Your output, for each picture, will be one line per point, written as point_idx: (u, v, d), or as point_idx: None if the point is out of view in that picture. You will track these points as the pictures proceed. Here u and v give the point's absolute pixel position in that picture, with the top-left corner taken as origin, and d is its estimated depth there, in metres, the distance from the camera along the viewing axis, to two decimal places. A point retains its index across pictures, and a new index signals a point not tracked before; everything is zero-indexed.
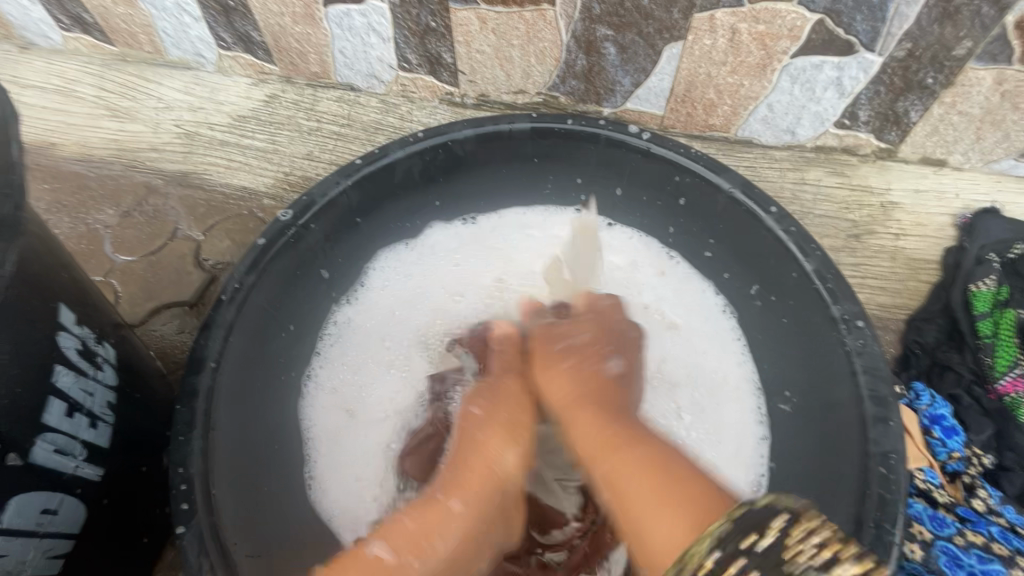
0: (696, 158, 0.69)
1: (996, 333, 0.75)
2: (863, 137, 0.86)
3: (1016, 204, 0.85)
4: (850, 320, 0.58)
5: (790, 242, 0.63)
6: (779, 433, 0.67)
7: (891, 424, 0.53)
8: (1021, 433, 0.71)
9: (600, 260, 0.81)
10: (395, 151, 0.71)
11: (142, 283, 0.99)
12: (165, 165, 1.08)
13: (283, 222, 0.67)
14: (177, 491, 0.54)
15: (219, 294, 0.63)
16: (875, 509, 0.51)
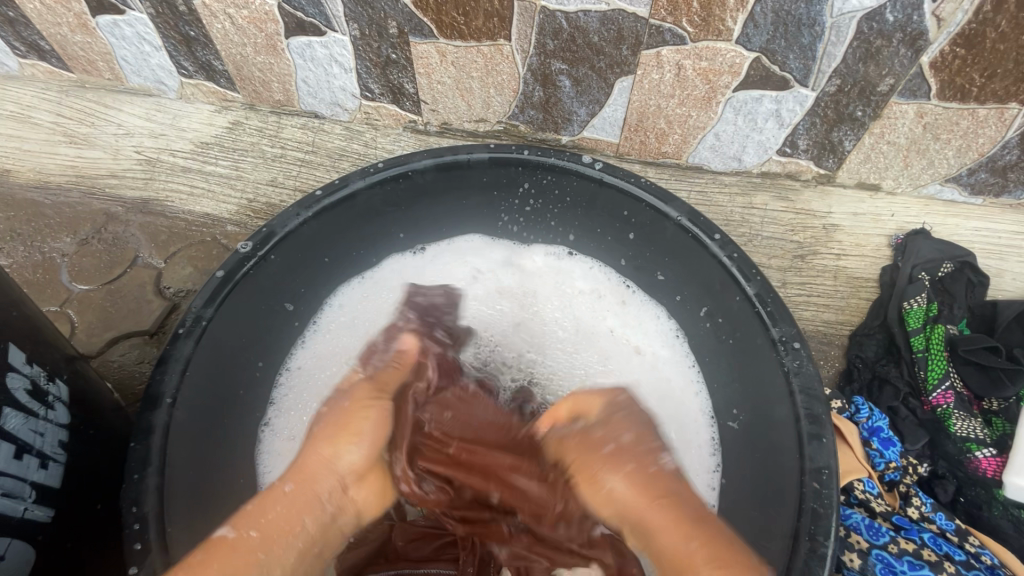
0: (645, 187, 0.72)
1: (928, 347, 0.80)
2: (804, 164, 0.91)
3: (945, 225, 0.91)
4: (787, 342, 0.61)
5: (732, 267, 0.67)
6: (727, 450, 0.70)
7: (824, 441, 0.56)
8: (952, 441, 0.75)
9: (557, 287, 0.84)
10: (355, 181, 0.73)
11: (100, 312, 0.97)
12: (125, 192, 1.07)
13: (242, 253, 0.68)
14: (131, 530, 0.53)
15: (176, 327, 0.63)
16: (808, 522, 0.54)
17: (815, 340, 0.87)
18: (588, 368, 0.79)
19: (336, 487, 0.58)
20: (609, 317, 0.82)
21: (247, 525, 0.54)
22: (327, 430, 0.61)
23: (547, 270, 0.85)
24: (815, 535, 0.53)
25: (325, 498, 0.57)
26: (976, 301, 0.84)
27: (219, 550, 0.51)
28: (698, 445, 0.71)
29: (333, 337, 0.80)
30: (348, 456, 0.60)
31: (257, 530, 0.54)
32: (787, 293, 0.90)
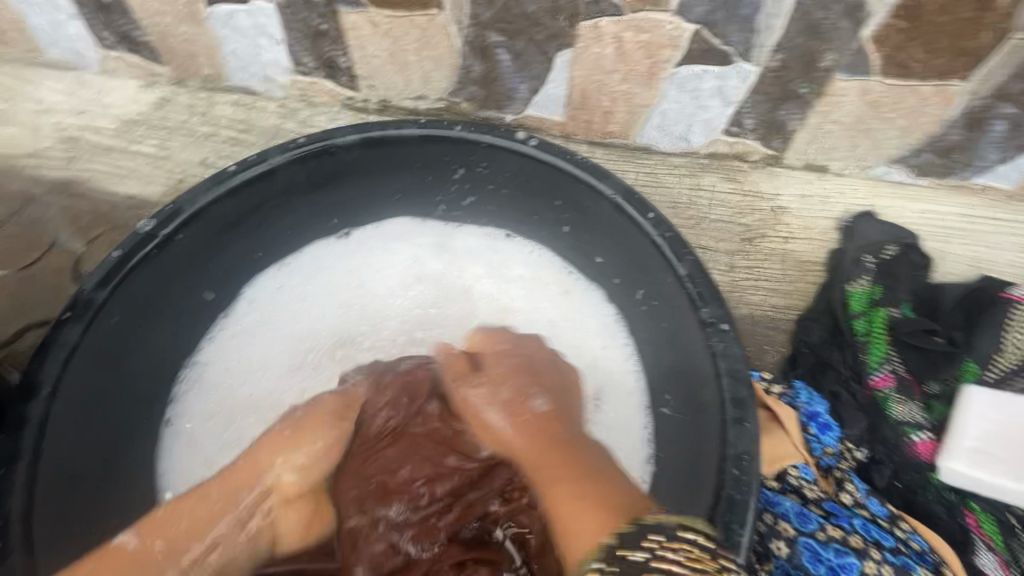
0: (581, 164, 0.69)
1: (869, 331, 0.78)
2: (751, 145, 0.88)
3: (891, 208, 0.89)
4: (715, 323, 0.59)
5: (665, 247, 0.64)
6: (659, 439, 0.67)
7: (746, 426, 0.54)
8: (890, 427, 0.73)
9: (494, 271, 0.80)
10: (274, 156, 0.68)
11: (13, 300, 0.91)
12: (44, 172, 1.00)
13: (142, 232, 0.63)
14: None
15: (62, 312, 0.59)
16: (724, 511, 0.52)
17: (760, 324, 0.87)
18: None
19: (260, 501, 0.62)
20: (546, 309, 0.77)
21: (152, 535, 0.58)
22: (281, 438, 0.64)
23: (484, 256, 0.81)
24: (730, 523, 0.51)
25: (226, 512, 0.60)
26: (920, 284, 0.82)
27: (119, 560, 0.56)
28: (635, 434, 0.68)
29: (250, 326, 0.75)
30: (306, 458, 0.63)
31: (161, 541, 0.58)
32: (734, 277, 0.89)
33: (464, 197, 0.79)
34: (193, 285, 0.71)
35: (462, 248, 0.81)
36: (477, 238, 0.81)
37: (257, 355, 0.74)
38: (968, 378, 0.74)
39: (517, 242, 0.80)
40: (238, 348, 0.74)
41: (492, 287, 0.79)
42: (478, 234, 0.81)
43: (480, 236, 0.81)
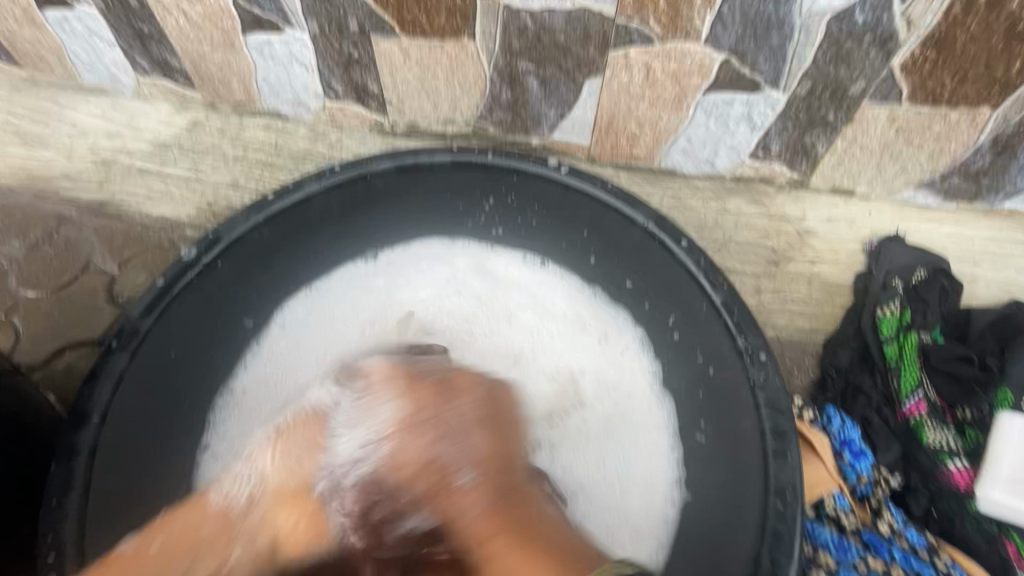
0: (614, 192, 0.70)
1: (901, 356, 0.78)
2: (777, 168, 0.89)
3: (919, 231, 0.89)
4: (753, 352, 0.59)
5: (699, 275, 0.65)
6: (692, 464, 0.67)
7: (788, 459, 0.54)
8: (925, 454, 0.73)
9: (530, 301, 0.80)
10: (311, 185, 0.70)
11: (48, 321, 0.93)
12: (79, 194, 1.02)
13: (186, 261, 0.65)
14: (46, 560, 0.53)
15: (109, 341, 0.60)
16: (770, 545, 0.52)
17: (789, 348, 0.85)
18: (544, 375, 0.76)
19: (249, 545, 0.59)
20: (585, 350, 0.76)
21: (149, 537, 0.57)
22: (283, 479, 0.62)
23: (517, 281, 0.81)
24: (777, 559, 0.51)
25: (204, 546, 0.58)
26: (951, 308, 0.81)
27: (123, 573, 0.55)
28: (661, 455, 0.69)
29: (276, 347, 0.75)
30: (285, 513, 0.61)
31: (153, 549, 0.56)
32: (760, 300, 0.88)
33: (493, 228, 0.81)
34: (232, 312, 0.72)
35: (501, 274, 0.81)
36: (509, 264, 0.81)
37: (290, 370, 0.75)
38: (1003, 405, 0.74)
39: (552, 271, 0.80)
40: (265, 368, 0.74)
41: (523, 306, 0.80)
42: (512, 260, 0.81)
43: (513, 261, 0.81)
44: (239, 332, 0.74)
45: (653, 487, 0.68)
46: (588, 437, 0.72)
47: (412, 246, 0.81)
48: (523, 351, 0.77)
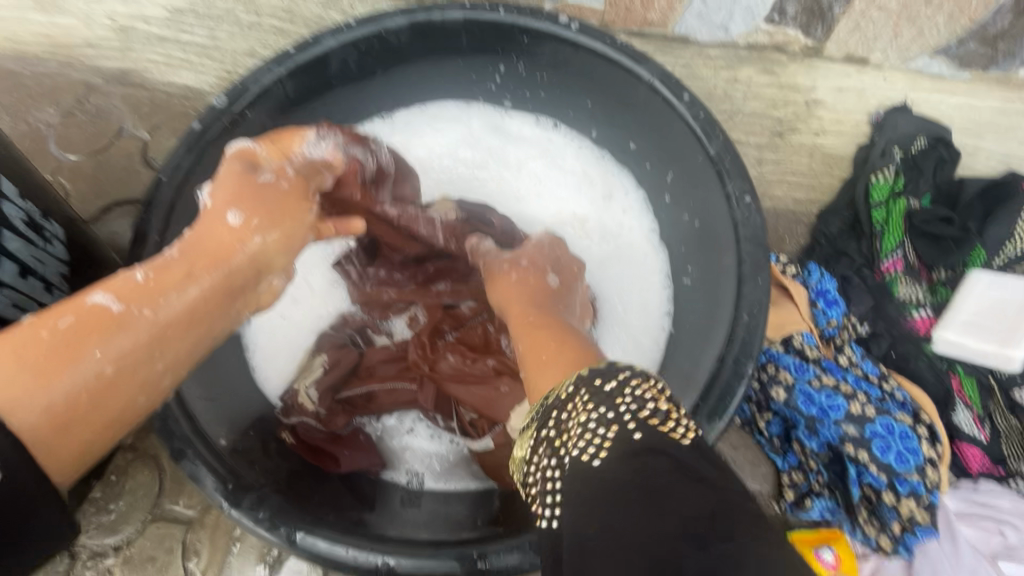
0: (619, 49, 0.71)
1: (887, 219, 0.82)
2: (792, 34, 0.88)
3: (927, 103, 0.89)
4: (739, 196, 0.64)
5: (697, 128, 0.68)
6: (677, 301, 0.76)
7: (758, 281, 0.61)
8: (893, 305, 0.80)
9: (541, 155, 0.86)
10: (327, 39, 0.72)
11: (92, 182, 1.00)
12: (102, 62, 1.05)
13: (218, 108, 0.69)
14: None
15: (159, 174, 0.66)
16: (736, 349, 0.59)
17: (783, 218, 0.90)
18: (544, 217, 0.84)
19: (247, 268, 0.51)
20: (591, 203, 0.84)
21: (136, 302, 0.45)
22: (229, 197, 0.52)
23: (529, 144, 0.87)
24: (739, 359, 0.58)
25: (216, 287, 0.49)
26: (944, 178, 0.84)
27: (96, 321, 0.43)
28: (655, 292, 0.78)
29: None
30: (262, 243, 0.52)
31: (151, 308, 0.45)
32: (762, 170, 0.91)
33: (502, 100, 0.86)
34: None
35: (516, 134, 0.87)
36: (524, 125, 0.87)
37: None
38: (974, 263, 0.80)
39: (564, 134, 0.86)
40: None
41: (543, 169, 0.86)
42: (529, 124, 0.86)
43: (530, 125, 0.87)
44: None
45: (644, 318, 0.77)
46: None
47: (428, 107, 0.87)
48: (525, 193, 0.86)
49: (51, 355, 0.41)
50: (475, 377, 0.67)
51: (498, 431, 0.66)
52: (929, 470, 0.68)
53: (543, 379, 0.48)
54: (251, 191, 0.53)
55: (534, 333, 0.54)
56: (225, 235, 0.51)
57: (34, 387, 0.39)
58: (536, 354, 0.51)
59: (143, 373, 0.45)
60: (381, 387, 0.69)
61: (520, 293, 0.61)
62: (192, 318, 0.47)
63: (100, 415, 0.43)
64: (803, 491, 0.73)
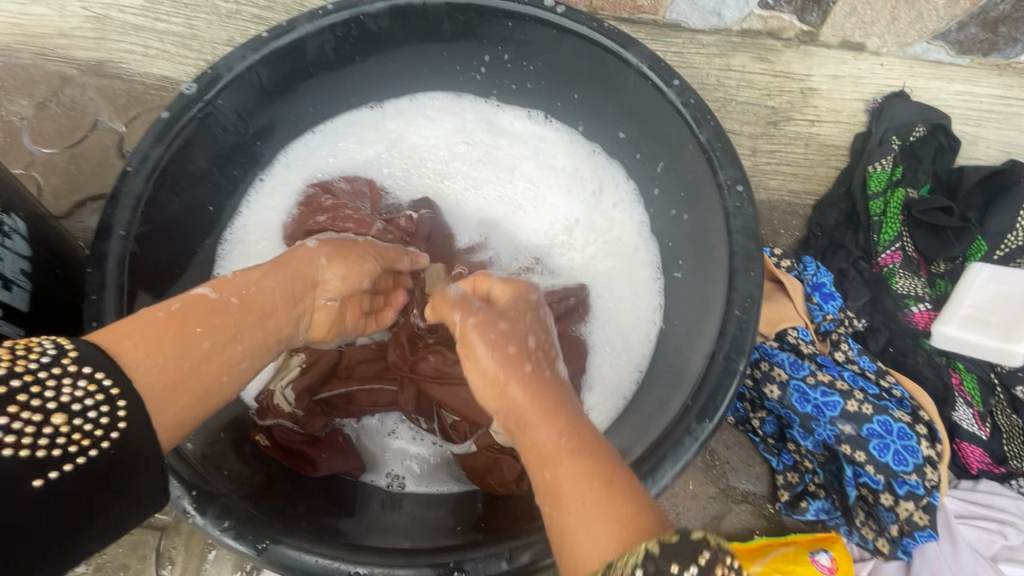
0: (607, 32, 0.67)
1: (885, 211, 0.79)
2: (787, 19, 0.86)
3: (925, 90, 0.87)
4: (731, 185, 0.61)
5: (687, 115, 0.64)
6: (668, 295, 0.73)
7: (751, 274, 0.58)
8: (890, 298, 0.78)
9: (533, 154, 0.84)
10: (303, 24, 0.68)
11: (66, 177, 0.97)
12: (76, 52, 1.02)
13: (187, 96, 0.66)
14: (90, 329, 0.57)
15: (124, 165, 0.63)
16: (727, 346, 0.56)
17: (778, 209, 0.87)
18: (534, 212, 0.83)
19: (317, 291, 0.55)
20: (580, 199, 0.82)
21: (227, 292, 0.49)
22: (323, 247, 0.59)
23: (520, 140, 0.85)
24: (730, 355, 0.55)
25: (296, 300, 0.53)
26: (944, 166, 0.82)
27: (198, 305, 0.46)
28: (646, 286, 0.75)
29: (282, 184, 0.83)
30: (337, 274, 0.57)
31: (239, 298, 0.49)
32: (756, 161, 0.88)
33: (488, 92, 0.84)
34: (244, 143, 0.77)
35: (508, 130, 0.85)
36: (517, 117, 0.84)
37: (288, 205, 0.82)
38: (974, 256, 0.78)
39: (555, 126, 0.83)
40: (275, 204, 0.83)
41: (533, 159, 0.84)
42: (520, 115, 0.84)
43: (521, 116, 0.84)
44: (248, 169, 0.80)
45: (635, 312, 0.75)
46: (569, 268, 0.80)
47: (417, 96, 0.85)
48: (518, 199, 0.84)
49: (165, 327, 0.44)
50: (455, 375, 0.65)
51: (482, 433, 0.64)
52: (930, 470, 0.65)
53: (590, 554, 0.38)
54: (336, 240, 0.61)
55: (558, 455, 0.43)
56: (309, 273, 0.55)
57: (152, 352, 0.42)
58: (572, 508, 0.40)
59: (230, 352, 0.46)
60: (359, 388, 0.68)
61: (528, 388, 0.48)
62: (270, 314, 0.50)
63: (193, 387, 0.44)
64: (798, 491, 0.73)
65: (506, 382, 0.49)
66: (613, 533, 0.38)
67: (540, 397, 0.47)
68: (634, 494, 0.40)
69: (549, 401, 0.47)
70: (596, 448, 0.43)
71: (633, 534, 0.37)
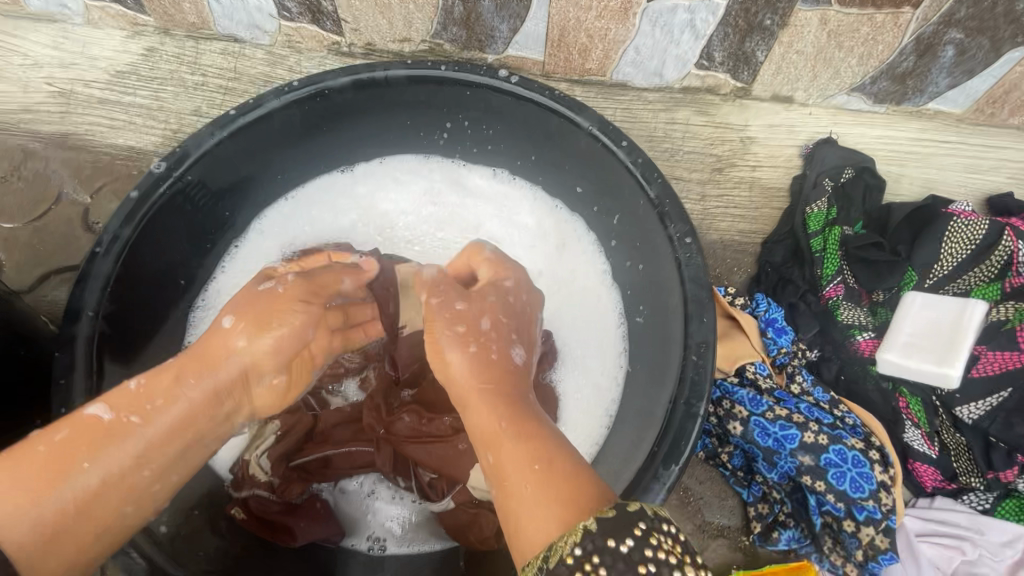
0: (557, 99, 0.72)
1: (825, 248, 0.86)
2: (722, 78, 0.92)
3: (849, 135, 0.96)
4: (680, 238, 0.65)
5: (636, 172, 0.69)
6: (632, 340, 0.76)
7: (704, 319, 0.62)
8: (837, 329, 0.84)
9: (498, 211, 0.89)
10: (270, 100, 0.72)
11: (29, 250, 0.97)
12: (40, 127, 1.03)
13: (156, 174, 0.68)
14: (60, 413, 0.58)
15: (93, 246, 0.64)
16: (687, 391, 0.59)
17: (730, 249, 0.93)
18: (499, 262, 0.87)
19: (234, 380, 0.55)
20: (545, 256, 0.86)
21: (127, 410, 0.50)
22: (244, 312, 0.57)
23: (486, 198, 0.89)
24: (690, 400, 0.59)
25: (219, 397, 0.54)
26: (873, 205, 0.89)
27: (90, 432, 0.49)
28: (610, 331, 0.79)
29: (258, 249, 0.85)
30: (249, 353, 0.55)
31: (139, 416, 0.50)
32: (706, 205, 0.95)
33: (456, 156, 0.88)
34: (215, 213, 0.79)
35: (473, 187, 0.89)
36: (483, 174, 0.88)
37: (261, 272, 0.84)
38: (907, 285, 0.84)
39: (518, 186, 0.88)
40: (251, 267, 0.84)
41: (500, 216, 0.88)
42: (485, 172, 0.88)
43: (486, 174, 0.88)
44: (223, 237, 0.82)
45: (603, 355, 0.79)
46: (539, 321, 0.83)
47: (387, 159, 0.89)
48: None
49: (43, 469, 0.46)
50: (431, 435, 0.67)
51: (458, 490, 0.67)
52: (884, 494, 0.69)
53: (528, 523, 0.45)
54: (249, 298, 0.58)
55: (506, 443, 0.51)
56: (216, 365, 0.54)
57: (32, 500, 0.45)
58: (515, 482, 0.48)
59: (130, 480, 0.49)
60: (336, 452, 0.68)
61: (479, 378, 0.57)
62: (183, 428, 0.52)
63: (87, 525, 0.47)
64: (769, 521, 0.75)
65: (462, 369, 0.58)
66: (552, 515, 0.44)
67: (490, 389, 0.56)
68: (572, 472, 0.47)
69: (500, 393, 0.56)
70: (540, 435, 0.51)
71: (567, 509, 0.44)
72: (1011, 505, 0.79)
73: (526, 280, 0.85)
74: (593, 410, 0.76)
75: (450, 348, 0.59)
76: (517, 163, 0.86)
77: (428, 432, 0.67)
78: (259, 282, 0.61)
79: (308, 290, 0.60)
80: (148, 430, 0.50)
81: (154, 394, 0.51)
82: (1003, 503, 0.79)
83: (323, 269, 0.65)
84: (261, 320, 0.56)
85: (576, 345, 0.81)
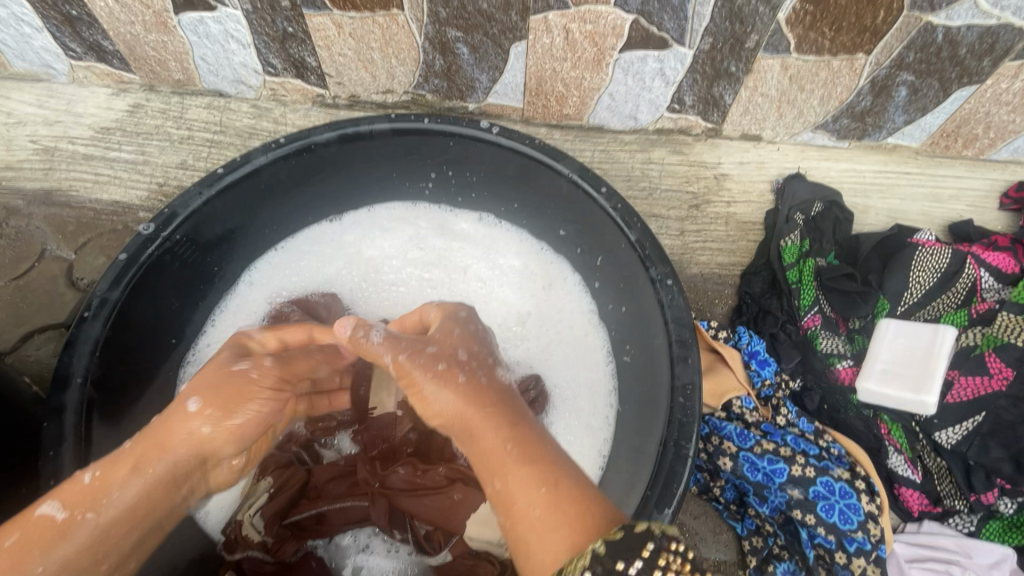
0: (537, 148, 0.75)
1: (801, 279, 0.89)
2: (693, 120, 0.97)
3: (817, 169, 1.00)
4: (662, 279, 0.68)
5: (616, 217, 0.72)
6: (620, 379, 0.78)
7: (688, 360, 0.64)
8: (817, 358, 0.86)
9: (485, 253, 0.90)
10: (257, 158, 0.73)
11: (11, 309, 0.96)
12: (24, 184, 1.03)
13: (144, 236, 0.69)
14: (48, 485, 0.57)
15: (81, 310, 0.64)
16: (676, 432, 0.61)
17: (710, 281, 0.96)
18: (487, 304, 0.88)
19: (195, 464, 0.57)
20: (532, 297, 0.88)
21: (80, 507, 0.50)
22: (211, 393, 0.57)
23: (473, 242, 0.91)
24: (679, 440, 0.60)
25: (179, 483, 0.56)
26: (842, 236, 0.92)
27: (40, 533, 0.49)
28: (599, 370, 0.81)
29: (248, 300, 0.86)
30: (211, 439, 0.56)
31: (94, 511, 0.50)
32: (685, 241, 0.98)
33: (442, 203, 0.91)
34: (205, 267, 0.80)
35: (460, 231, 0.91)
36: (469, 219, 0.91)
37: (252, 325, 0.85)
38: (881, 312, 0.87)
39: (505, 230, 0.90)
40: (242, 321, 0.85)
41: (487, 259, 0.90)
42: (471, 217, 0.91)
43: (472, 218, 0.91)
44: (212, 291, 0.83)
45: (593, 394, 0.80)
46: (529, 363, 0.84)
47: (376, 207, 0.91)
48: (471, 296, 0.89)
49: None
50: (427, 487, 0.67)
51: (456, 541, 0.67)
52: (873, 525, 0.70)
53: (543, 549, 0.47)
54: (215, 380, 0.57)
55: (512, 469, 0.52)
56: (174, 454, 0.55)
57: None
58: (524, 509, 0.49)
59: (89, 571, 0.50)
60: (331, 507, 0.68)
61: (470, 409, 0.56)
62: (140, 513, 0.53)
63: None
64: (765, 555, 0.76)
65: (449, 401, 0.57)
66: (564, 539, 0.46)
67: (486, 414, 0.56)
68: (579, 493, 0.49)
69: (495, 418, 0.56)
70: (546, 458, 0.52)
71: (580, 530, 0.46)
72: (996, 527, 0.81)
73: (513, 322, 0.87)
74: (585, 450, 0.77)
75: (432, 383, 0.58)
76: (502, 208, 0.88)
77: (423, 483, 0.67)
78: (232, 360, 0.61)
79: (276, 373, 0.62)
80: (106, 523, 0.51)
81: (109, 485, 0.52)
82: (988, 525, 0.81)
83: (300, 350, 0.67)
84: (226, 405, 0.57)
85: (567, 385, 0.82)
